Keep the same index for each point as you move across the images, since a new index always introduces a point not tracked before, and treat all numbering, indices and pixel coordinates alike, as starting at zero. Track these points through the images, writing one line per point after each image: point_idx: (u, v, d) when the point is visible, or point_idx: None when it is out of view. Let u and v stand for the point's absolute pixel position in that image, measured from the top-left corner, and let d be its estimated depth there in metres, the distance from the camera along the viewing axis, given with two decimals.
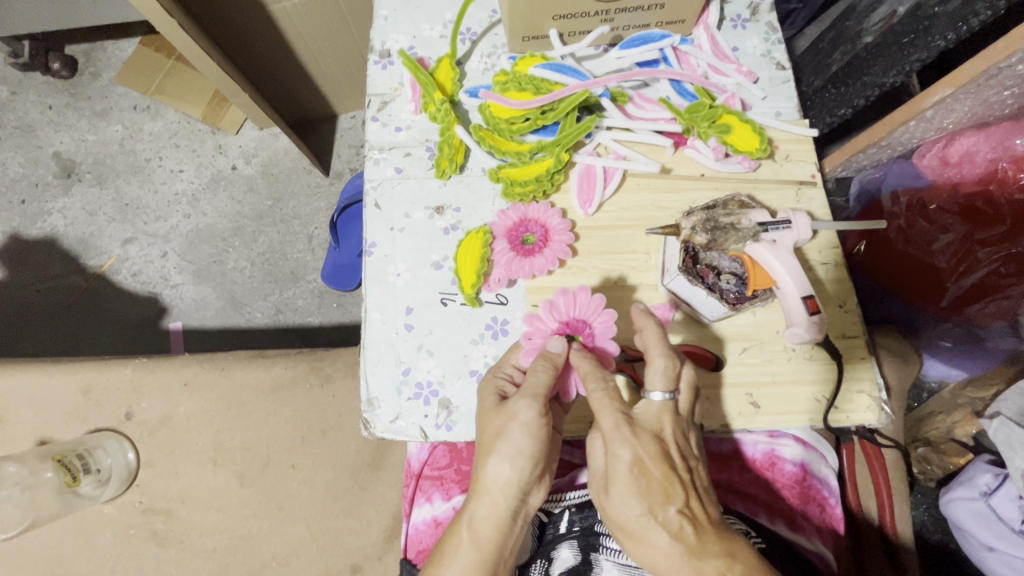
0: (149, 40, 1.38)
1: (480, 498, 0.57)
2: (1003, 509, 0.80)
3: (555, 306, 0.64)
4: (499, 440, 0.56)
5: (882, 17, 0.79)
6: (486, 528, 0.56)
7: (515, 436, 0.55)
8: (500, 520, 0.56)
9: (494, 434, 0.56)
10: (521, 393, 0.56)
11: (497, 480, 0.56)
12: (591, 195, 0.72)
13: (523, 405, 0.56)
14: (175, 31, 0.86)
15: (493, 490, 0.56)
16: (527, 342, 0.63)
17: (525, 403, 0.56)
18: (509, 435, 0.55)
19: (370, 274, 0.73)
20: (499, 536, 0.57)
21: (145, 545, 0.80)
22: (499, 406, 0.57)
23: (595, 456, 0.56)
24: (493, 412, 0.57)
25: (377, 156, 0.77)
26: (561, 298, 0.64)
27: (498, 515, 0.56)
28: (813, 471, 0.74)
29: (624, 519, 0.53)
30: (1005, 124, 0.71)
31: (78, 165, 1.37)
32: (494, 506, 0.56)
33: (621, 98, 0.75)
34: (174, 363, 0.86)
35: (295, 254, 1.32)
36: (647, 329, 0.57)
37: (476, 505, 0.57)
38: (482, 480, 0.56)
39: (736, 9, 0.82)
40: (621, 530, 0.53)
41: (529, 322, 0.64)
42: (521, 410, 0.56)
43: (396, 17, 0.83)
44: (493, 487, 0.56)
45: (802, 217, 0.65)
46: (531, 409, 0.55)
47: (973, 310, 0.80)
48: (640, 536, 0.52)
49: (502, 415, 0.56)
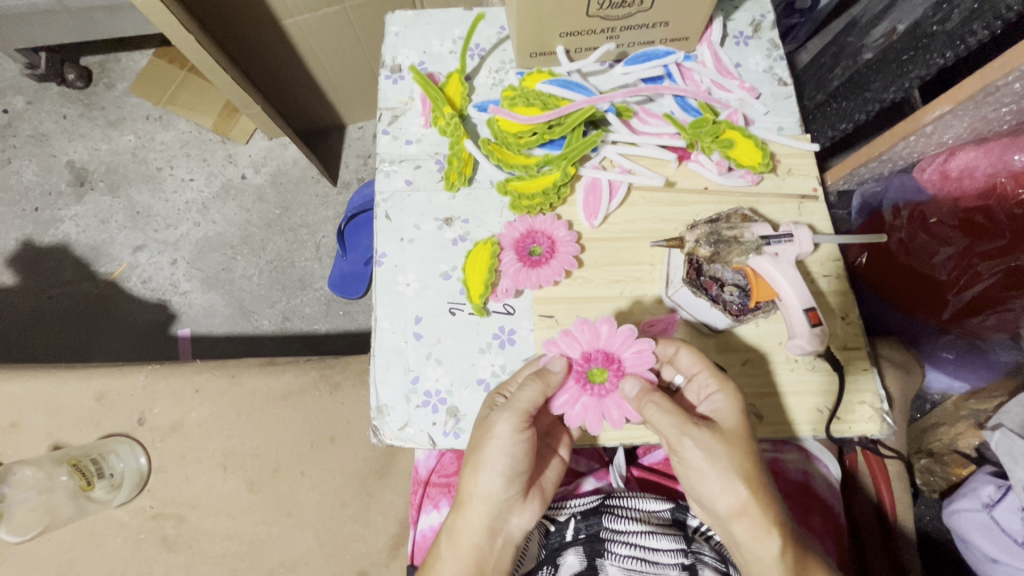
0: (163, 53, 1.42)
1: (462, 510, 0.60)
2: (1005, 521, 0.82)
3: (574, 335, 0.64)
4: (479, 455, 0.58)
5: (883, 33, 0.83)
6: (464, 540, 0.59)
7: (492, 452, 0.57)
8: (477, 534, 0.59)
9: (475, 441, 0.59)
10: (503, 409, 0.58)
11: (473, 492, 0.59)
12: (597, 208, 0.74)
13: (503, 420, 0.57)
14: (191, 46, 0.88)
15: (470, 501, 0.59)
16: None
17: (504, 419, 0.57)
18: (487, 451, 0.57)
19: (380, 283, 0.74)
20: (476, 546, 0.59)
21: (155, 550, 0.82)
22: (483, 422, 0.59)
23: (673, 414, 0.55)
24: (481, 417, 0.60)
25: (388, 168, 0.78)
26: (579, 326, 0.64)
27: (475, 529, 0.59)
28: (815, 482, 0.77)
29: (736, 448, 0.55)
30: (1003, 140, 0.72)
31: (91, 174, 1.39)
32: (473, 520, 0.59)
33: (625, 113, 0.77)
34: (185, 370, 0.88)
35: (302, 263, 1.34)
36: (681, 349, 0.61)
37: (455, 518, 0.60)
38: (463, 493, 0.59)
39: (738, 26, 0.84)
40: (735, 462, 0.54)
41: (547, 345, 0.64)
42: (501, 426, 0.57)
43: (407, 33, 0.85)
44: (472, 501, 0.59)
45: (805, 231, 0.67)
46: (506, 423, 0.57)
47: (973, 322, 0.81)
48: (753, 464, 0.54)
49: (484, 428, 0.58)
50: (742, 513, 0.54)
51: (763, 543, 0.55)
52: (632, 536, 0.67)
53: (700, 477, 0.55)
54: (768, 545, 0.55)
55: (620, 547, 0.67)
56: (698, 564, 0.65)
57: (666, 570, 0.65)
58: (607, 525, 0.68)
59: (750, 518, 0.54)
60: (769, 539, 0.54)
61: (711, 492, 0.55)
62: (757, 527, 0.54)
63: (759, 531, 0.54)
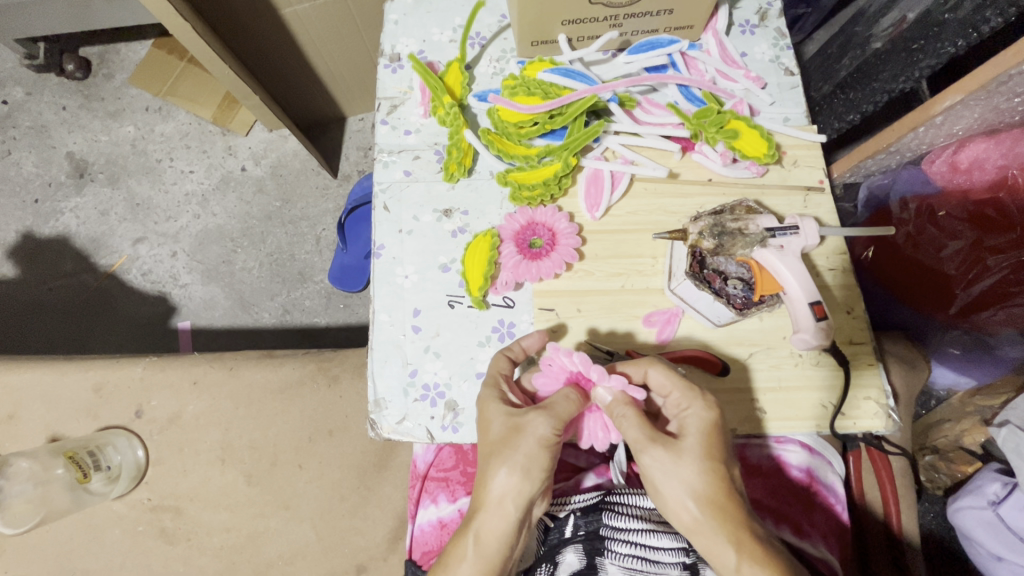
0: (161, 43, 1.40)
1: (484, 507, 0.55)
2: (1011, 518, 0.81)
3: (573, 359, 0.61)
4: (511, 450, 0.55)
5: (891, 23, 0.81)
6: (493, 540, 0.55)
7: (529, 448, 0.55)
8: (506, 533, 0.55)
9: (507, 443, 0.55)
10: (541, 409, 0.56)
11: (500, 491, 0.55)
12: (599, 199, 0.72)
13: (542, 420, 0.55)
14: (189, 35, 0.87)
15: (502, 502, 0.55)
16: (547, 366, 0.62)
17: (543, 420, 0.55)
18: (522, 448, 0.55)
19: (378, 274, 0.73)
20: (504, 548, 0.56)
21: (153, 542, 0.81)
22: (512, 421, 0.56)
23: (641, 427, 0.56)
24: (504, 422, 0.57)
25: (386, 158, 0.77)
26: (580, 357, 0.60)
27: (506, 526, 0.55)
28: (819, 477, 0.76)
29: (693, 465, 0.54)
30: (1015, 131, 0.71)
31: (90, 165, 1.39)
32: (501, 519, 0.55)
33: (629, 103, 0.75)
34: (184, 362, 0.87)
35: (303, 255, 1.33)
36: (653, 367, 0.59)
37: (483, 517, 0.55)
38: (488, 492, 0.55)
39: (744, 15, 0.82)
40: (689, 481, 0.54)
41: (551, 350, 0.62)
42: (538, 423, 0.55)
43: (406, 22, 0.83)
44: (500, 500, 0.55)
45: (810, 222, 0.66)
46: (542, 423, 0.55)
47: (981, 317, 0.80)
48: (708, 484, 0.54)
49: (518, 424, 0.56)
50: (694, 530, 0.55)
51: (720, 556, 0.54)
52: (632, 534, 0.66)
53: (656, 492, 0.56)
54: (725, 559, 0.54)
55: (622, 545, 0.65)
56: (699, 562, 0.64)
57: (667, 569, 0.63)
58: (607, 523, 0.68)
59: (702, 535, 0.54)
60: (724, 554, 0.53)
61: (667, 506, 0.55)
62: (713, 544, 0.54)
63: (715, 547, 0.54)
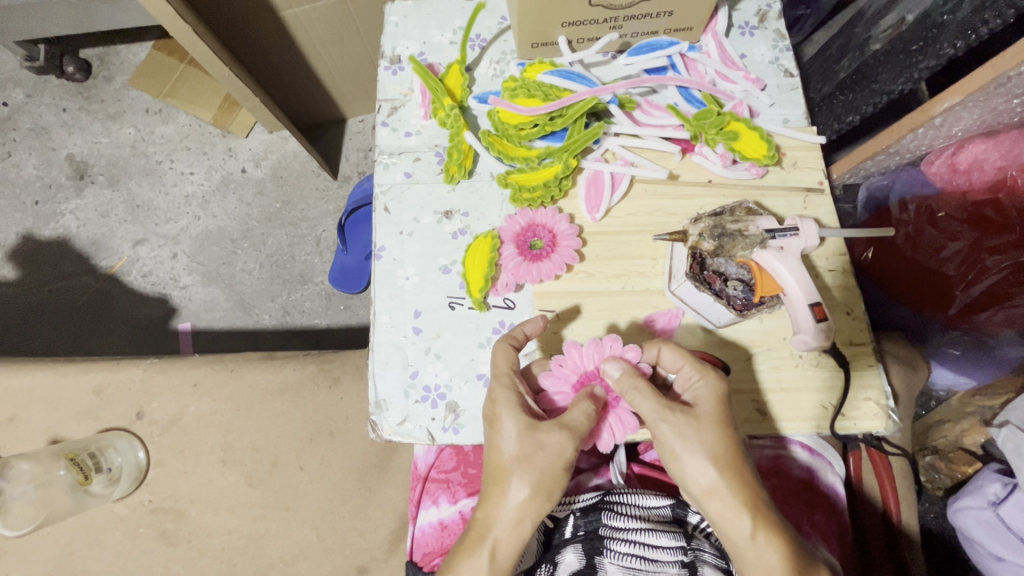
0: (162, 46, 1.40)
1: (499, 522, 0.55)
2: (1011, 518, 0.81)
3: (602, 349, 0.63)
4: (534, 467, 0.54)
5: (891, 24, 0.80)
6: (508, 554, 0.55)
7: (551, 466, 0.54)
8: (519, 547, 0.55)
9: (530, 460, 0.54)
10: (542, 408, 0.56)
11: (519, 509, 0.54)
12: (599, 201, 0.72)
13: (564, 438, 0.55)
14: (190, 37, 0.87)
15: (520, 519, 0.55)
16: (557, 368, 0.63)
17: (564, 437, 0.55)
18: (544, 464, 0.54)
19: (379, 276, 0.73)
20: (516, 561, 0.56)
21: (154, 544, 0.81)
22: (531, 436, 0.55)
23: (654, 398, 0.56)
24: (523, 440, 0.55)
25: (387, 160, 0.77)
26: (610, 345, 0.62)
27: (521, 541, 0.55)
28: (820, 478, 0.76)
29: (713, 429, 0.55)
30: (1014, 132, 0.71)
31: (90, 167, 1.39)
32: (517, 535, 0.55)
33: (629, 104, 0.76)
34: (184, 364, 0.87)
35: (303, 257, 1.33)
36: (665, 347, 0.60)
37: (500, 535, 0.55)
38: (505, 509, 0.54)
39: (744, 16, 0.82)
40: (708, 444, 0.54)
41: (569, 347, 0.63)
42: (560, 441, 0.55)
43: (406, 24, 0.84)
44: (520, 518, 0.54)
45: (810, 225, 0.66)
46: (566, 443, 0.55)
47: (981, 318, 0.80)
48: (726, 446, 0.54)
49: (540, 442, 0.55)
50: (711, 493, 0.54)
51: (734, 523, 0.53)
52: (632, 533, 0.66)
53: (673, 459, 0.55)
54: (739, 526, 0.53)
55: (620, 544, 0.65)
56: (698, 561, 0.63)
57: (666, 567, 0.63)
58: (606, 522, 0.68)
59: (719, 498, 0.53)
60: (739, 521, 0.53)
61: (683, 472, 0.55)
62: (728, 511, 0.53)
63: (729, 513, 0.53)
